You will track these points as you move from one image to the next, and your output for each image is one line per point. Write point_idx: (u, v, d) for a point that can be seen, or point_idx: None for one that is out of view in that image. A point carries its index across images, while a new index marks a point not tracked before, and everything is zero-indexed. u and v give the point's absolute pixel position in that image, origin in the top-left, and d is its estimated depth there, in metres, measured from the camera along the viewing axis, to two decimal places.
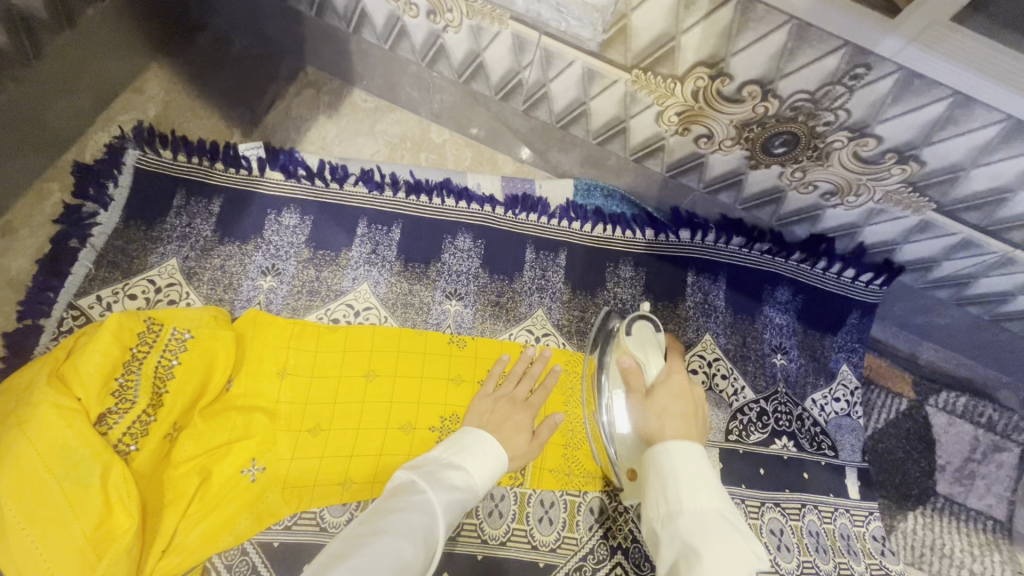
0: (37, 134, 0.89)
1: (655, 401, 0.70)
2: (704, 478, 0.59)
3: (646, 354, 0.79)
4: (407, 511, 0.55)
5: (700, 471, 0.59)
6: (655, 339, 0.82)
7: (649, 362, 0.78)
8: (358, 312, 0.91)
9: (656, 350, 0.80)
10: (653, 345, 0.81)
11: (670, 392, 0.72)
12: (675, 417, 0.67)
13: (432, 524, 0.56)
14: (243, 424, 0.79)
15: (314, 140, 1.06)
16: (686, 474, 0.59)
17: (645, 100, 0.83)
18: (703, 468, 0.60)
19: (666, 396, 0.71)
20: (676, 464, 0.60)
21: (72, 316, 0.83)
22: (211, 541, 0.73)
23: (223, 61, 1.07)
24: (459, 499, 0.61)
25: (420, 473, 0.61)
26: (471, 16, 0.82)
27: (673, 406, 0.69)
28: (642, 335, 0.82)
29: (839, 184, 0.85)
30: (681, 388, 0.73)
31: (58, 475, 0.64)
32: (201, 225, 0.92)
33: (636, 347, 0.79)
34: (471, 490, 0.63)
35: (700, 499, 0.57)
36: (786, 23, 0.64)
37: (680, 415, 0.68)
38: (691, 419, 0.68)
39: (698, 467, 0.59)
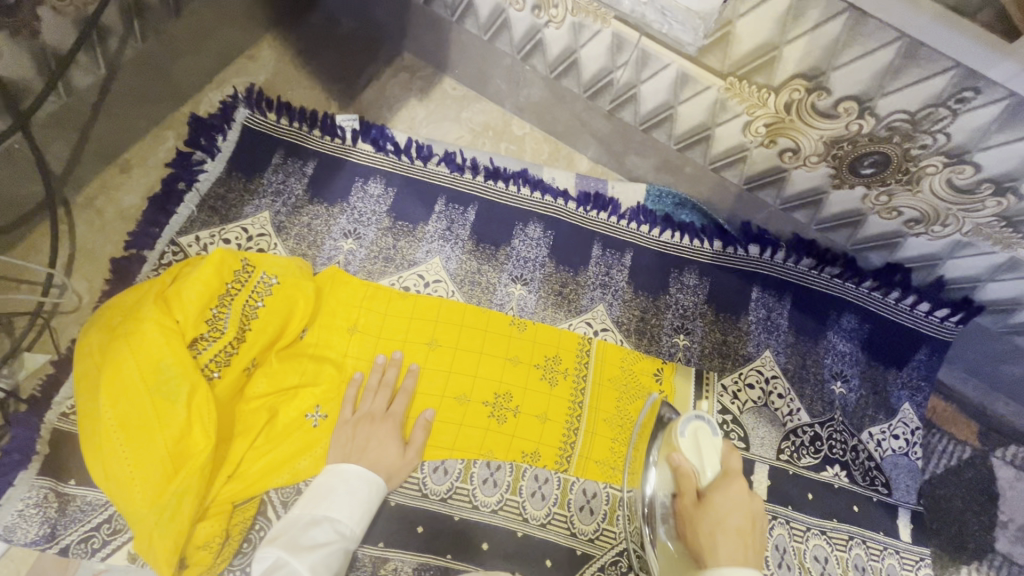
0: (163, 86, 0.97)
1: (708, 516, 0.68)
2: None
3: (701, 456, 0.74)
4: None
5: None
6: (714, 442, 0.75)
7: (703, 468, 0.73)
8: (428, 283, 0.95)
9: (715, 454, 0.74)
10: (710, 446, 0.74)
11: (726, 504, 0.68)
12: (730, 543, 0.64)
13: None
14: (312, 371, 0.83)
15: (404, 121, 1.12)
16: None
17: (736, 108, 0.84)
18: None
19: (720, 506, 0.68)
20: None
21: (172, 251, 0.90)
22: (272, 476, 0.77)
23: (330, 39, 1.15)
24: (329, 553, 0.67)
25: (281, 545, 0.65)
26: (576, 13, 0.85)
27: (729, 524, 0.66)
28: (698, 436, 0.75)
29: (926, 212, 0.84)
30: (739, 502, 0.69)
31: (150, 387, 0.70)
32: (295, 183, 0.98)
33: (691, 448, 0.74)
34: (345, 537, 0.70)
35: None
36: (896, 40, 0.65)
37: (736, 533, 0.66)
38: (749, 548, 0.64)
39: None
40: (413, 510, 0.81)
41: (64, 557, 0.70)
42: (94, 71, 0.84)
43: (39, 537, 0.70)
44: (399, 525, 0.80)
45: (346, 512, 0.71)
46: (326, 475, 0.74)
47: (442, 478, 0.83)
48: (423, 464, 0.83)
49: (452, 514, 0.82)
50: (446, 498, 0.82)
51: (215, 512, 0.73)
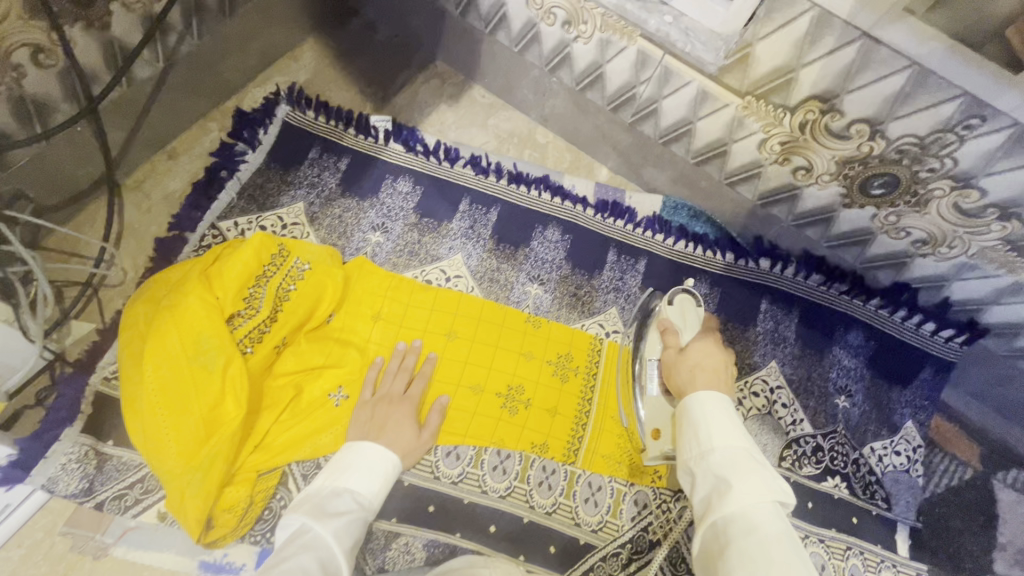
0: (212, 80, 1.03)
1: (689, 357, 0.81)
2: (730, 425, 0.68)
3: (685, 323, 0.88)
4: (298, 556, 0.61)
5: (727, 419, 0.69)
6: (696, 313, 0.90)
7: (685, 329, 0.87)
8: (449, 278, 1.00)
9: (696, 320, 0.89)
10: (693, 316, 0.89)
11: (703, 349, 0.82)
12: (706, 371, 0.78)
13: (325, 554, 0.63)
14: (337, 353, 0.87)
15: (434, 124, 1.17)
16: (715, 421, 0.68)
17: (752, 126, 0.88)
18: (728, 413, 0.70)
19: (698, 351, 0.81)
20: (705, 412, 0.70)
21: (212, 235, 0.95)
22: (295, 449, 0.81)
23: (368, 45, 1.21)
24: (351, 520, 0.69)
25: (306, 512, 0.68)
26: (604, 30, 0.90)
27: (705, 362, 0.80)
28: (683, 306, 0.90)
29: (933, 233, 0.87)
30: (714, 348, 0.82)
31: (189, 356, 0.75)
32: (328, 177, 1.03)
33: (677, 315, 0.89)
34: (364, 508, 0.72)
35: (721, 440, 0.66)
36: (907, 68, 0.69)
37: (711, 369, 0.78)
38: (721, 376, 0.78)
39: (724, 412, 0.70)
40: (426, 491, 0.85)
41: (99, 512, 0.75)
42: (154, 64, 0.91)
43: (78, 491, 0.74)
44: (412, 505, 0.84)
45: (365, 486, 0.74)
46: (346, 450, 0.78)
47: (454, 463, 0.87)
48: (436, 449, 0.87)
49: (462, 498, 0.85)
50: (457, 483, 0.86)
51: (240, 479, 0.77)
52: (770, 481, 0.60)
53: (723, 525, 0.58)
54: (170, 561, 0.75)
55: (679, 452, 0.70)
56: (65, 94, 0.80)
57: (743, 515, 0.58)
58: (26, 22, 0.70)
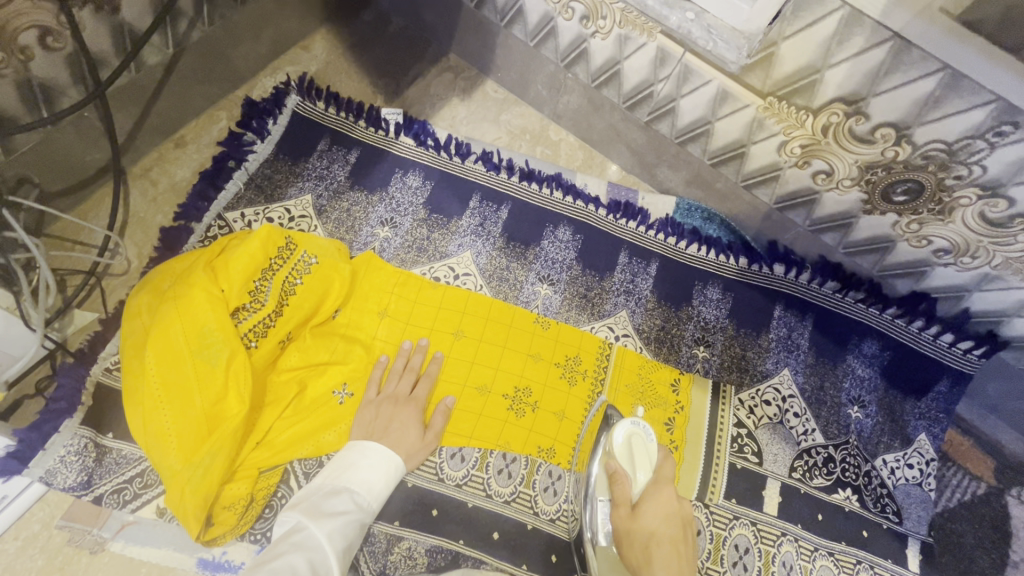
0: (222, 69, 1.02)
1: (645, 524, 0.74)
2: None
3: (635, 463, 0.80)
4: (288, 555, 0.60)
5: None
6: (648, 449, 0.80)
7: (636, 474, 0.79)
8: (457, 275, 0.98)
9: (646, 457, 0.80)
10: (644, 453, 0.80)
11: (658, 510, 0.75)
12: (664, 549, 0.72)
13: (317, 556, 0.62)
14: (342, 350, 0.86)
15: (445, 118, 1.16)
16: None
17: (772, 128, 0.86)
18: None
19: (654, 514, 0.75)
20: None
21: (218, 226, 0.94)
22: (298, 446, 0.80)
23: (379, 36, 1.19)
24: (348, 520, 0.68)
25: (303, 508, 0.68)
26: (623, 26, 0.88)
27: (661, 531, 0.74)
28: (633, 443, 0.80)
29: (956, 243, 0.85)
30: (669, 507, 0.75)
31: (193, 349, 0.74)
32: (337, 170, 1.01)
33: (626, 457, 0.80)
34: (362, 509, 0.71)
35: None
36: (939, 71, 0.66)
37: (668, 542, 0.73)
38: (679, 551, 0.73)
39: None
40: (429, 493, 0.84)
41: (97, 505, 0.74)
42: (162, 50, 0.89)
43: (76, 484, 0.73)
44: (414, 507, 0.83)
45: (365, 486, 0.73)
46: (351, 451, 0.76)
47: (459, 464, 0.85)
48: (441, 450, 0.85)
49: (465, 501, 0.84)
50: (462, 484, 0.84)
51: (242, 475, 0.76)
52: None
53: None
54: (167, 558, 0.74)
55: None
56: (73, 79, 0.79)
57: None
58: (34, 3, 0.68)
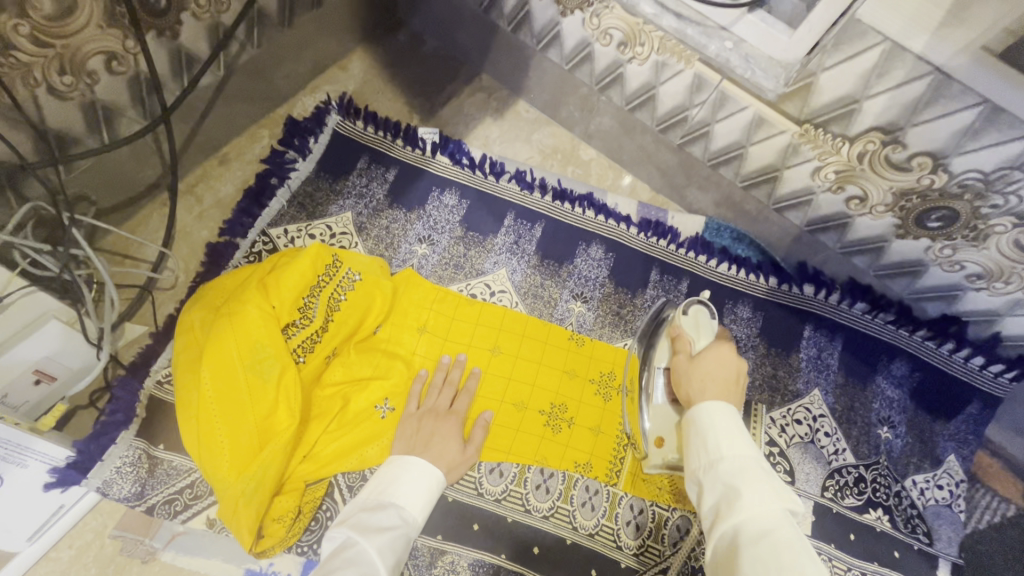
0: (265, 89, 1.05)
1: (700, 366, 0.73)
2: (737, 432, 0.65)
3: (698, 331, 0.81)
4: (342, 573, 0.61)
5: (735, 424, 0.66)
6: (711, 324, 0.82)
7: (699, 337, 0.80)
8: (493, 292, 1.00)
9: (711, 331, 0.81)
10: (708, 326, 0.82)
11: (717, 359, 0.74)
12: (718, 381, 0.71)
13: (370, 571, 0.62)
14: (384, 366, 0.87)
15: (478, 137, 1.18)
16: (726, 428, 0.65)
17: (807, 154, 0.88)
18: (739, 423, 0.66)
19: (710, 360, 0.74)
20: (713, 420, 0.66)
21: (263, 242, 0.96)
22: (342, 460, 0.81)
23: (414, 57, 1.22)
24: (395, 534, 0.68)
25: (351, 525, 0.68)
26: (661, 53, 0.90)
27: (718, 372, 0.72)
28: (698, 317, 0.82)
29: (989, 268, 0.87)
30: (728, 357, 0.74)
31: (245, 364, 0.76)
32: (376, 188, 1.04)
33: (690, 324, 0.81)
34: (408, 523, 0.70)
35: (730, 447, 0.64)
36: (979, 104, 0.68)
37: (725, 379, 0.71)
38: (733, 388, 0.71)
39: (734, 422, 0.66)
40: (469, 507, 0.85)
41: (149, 516, 0.76)
42: (214, 73, 0.92)
43: (130, 495, 0.75)
44: (456, 522, 0.84)
45: (410, 498, 0.73)
46: (393, 465, 0.76)
47: (497, 480, 0.87)
48: (480, 465, 0.87)
49: (505, 516, 0.85)
50: (501, 500, 0.86)
51: (289, 489, 0.78)
52: (781, 494, 0.59)
53: (736, 537, 0.57)
54: (218, 568, 0.76)
55: (686, 458, 0.68)
56: (133, 100, 0.82)
57: (754, 526, 0.56)
58: (104, 31, 0.71)
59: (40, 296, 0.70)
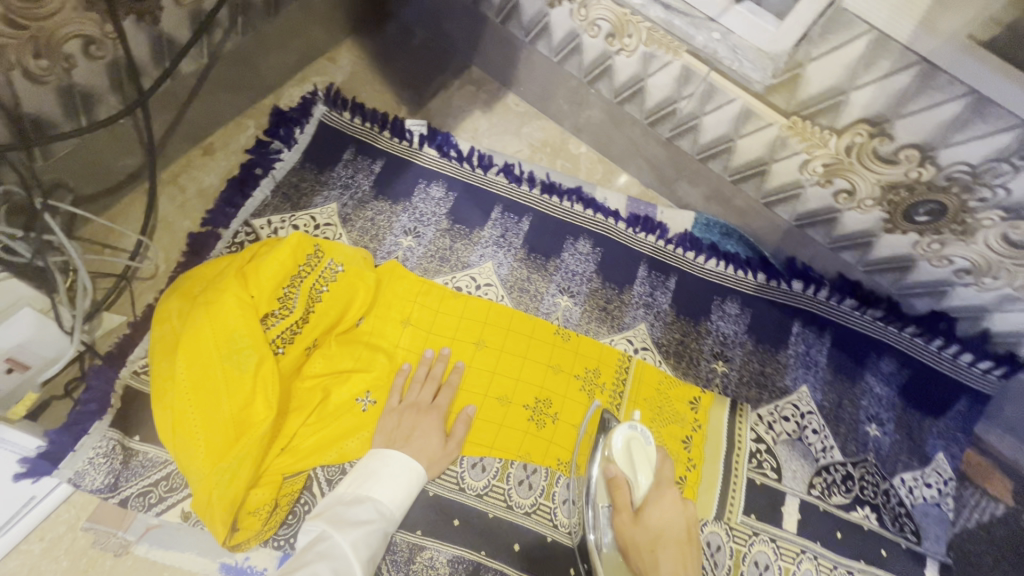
0: (252, 79, 1.04)
1: (649, 530, 0.72)
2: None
3: (635, 466, 0.77)
4: (315, 563, 0.60)
5: None
6: (647, 451, 0.79)
7: (637, 478, 0.77)
8: (479, 286, 0.99)
9: (648, 464, 0.78)
10: (644, 456, 0.78)
11: (663, 516, 0.73)
12: (671, 550, 0.70)
13: (343, 565, 0.62)
14: (366, 359, 0.86)
15: (467, 130, 1.17)
16: None
17: (795, 146, 0.87)
18: None
19: (657, 521, 0.73)
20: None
21: (245, 233, 0.95)
22: (321, 453, 0.80)
23: (403, 49, 1.21)
24: (371, 530, 0.67)
25: (326, 518, 0.67)
26: (649, 44, 0.89)
27: (667, 535, 0.72)
28: (632, 448, 0.78)
29: (977, 263, 0.86)
30: (673, 513, 0.74)
31: (223, 354, 0.75)
32: (362, 179, 1.03)
33: (625, 463, 0.78)
34: (385, 517, 0.70)
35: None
36: (966, 94, 0.67)
37: (674, 543, 0.71)
38: (686, 553, 0.70)
39: None
40: (450, 503, 0.84)
41: (123, 508, 0.74)
42: (197, 61, 0.91)
43: (103, 486, 0.73)
44: (437, 517, 0.83)
45: (389, 494, 0.72)
46: (373, 459, 0.75)
47: (479, 474, 0.86)
48: (462, 459, 0.86)
49: (486, 511, 0.84)
50: (483, 495, 0.84)
51: (266, 481, 0.76)
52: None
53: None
54: (191, 562, 0.75)
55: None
56: (111, 86, 0.80)
57: None
58: (80, 13, 0.69)
59: (13, 284, 0.68)
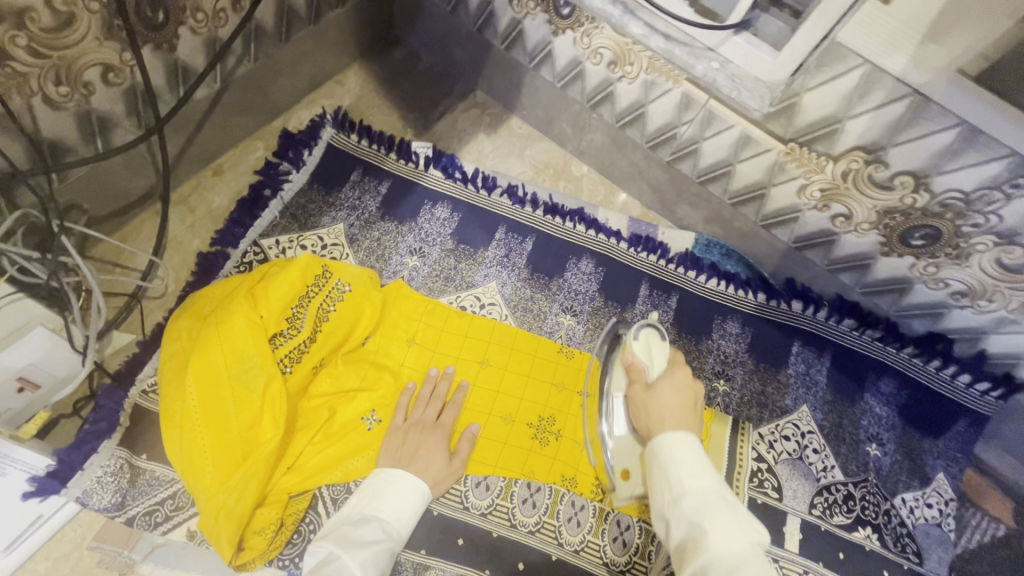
0: (262, 103, 1.06)
1: (655, 396, 0.72)
2: (699, 464, 0.63)
3: (652, 357, 0.79)
4: None
5: (697, 459, 0.63)
6: (663, 347, 0.80)
7: (652, 364, 0.78)
8: (483, 305, 1.00)
9: (664, 356, 0.79)
10: (660, 351, 0.80)
11: (672, 387, 0.73)
12: (675, 409, 0.70)
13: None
14: (372, 377, 0.87)
15: (472, 152, 1.20)
16: (685, 462, 0.63)
17: (793, 172, 0.90)
18: (699, 455, 0.64)
19: (666, 389, 0.73)
20: (674, 453, 0.64)
21: (253, 252, 0.97)
22: (327, 472, 0.81)
23: (410, 73, 1.24)
24: (378, 550, 0.68)
25: (333, 539, 0.68)
26: (650, 71, 0.92)
27: (674, 400, 0.71)
28: (648, 342, 0.80)
29: (972, 286, 0.88)
30: (683, 384, 0.74)
31: (231, 374, 0.76)
32: (368, 201, 1.05)
33: (641, 350, 0.80)
34: (391, 538, 0.71)
35: (695, 479, 0.62)
36: (958, 125, 0.70)
37: (680, 407, 0.70)
38: (691, 414, 0.70)
39: (694, 454, 0.64)
40: (454, 522, 0.84)
41: (128, 527, 0.75)
42: (211, 86, 0.94)
43: (109, 505, 0.74)
44: (441, 537, 0.83)
45: (394, 513, 0.73)
46: (379, 477, 0.76)
47: (483, 494, 0.86)
48: (466, 478, 0.86)
49: (490, 530, 0.84)
50: (487, 514, 0.85)
51: (273, 500, 0.77)
52: (747, 529, 0.57)
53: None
54: None
55: (648, 487, 0.66)
56: (127, 111, 0.82)
57: (721, 563, 0.54)
58: (101, 42, 0.72)
59: (28, 304, 0.69)
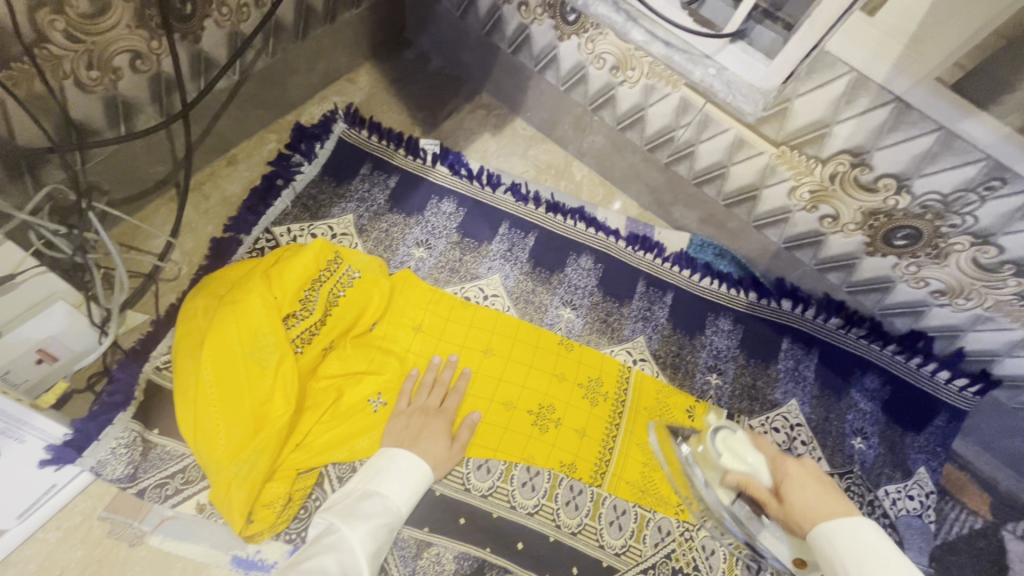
0: (277, 97, 1.10)
1: (790, 503, 0.69)
2: (866, 548, 0.59)
3: (746, 460, 0.76)
4: (321, 556, 0.61)
5: (861, 542, 0.59)
6: (743, 439, 0.78)
7: (757, 469, 0.75)
8: (486, 296, 1.04)
9: (754, 452, 0.76)
10: (746, 449, 0.77)
11: (796, 482, 0.70)
12: (816, 502, 0.66)
13: (348, 559, 0.63)
14: (378, 361, 0.89)
15: (477, 150, 1.24)
16: (849, 552, 0.59)
17: (784, 174, 0.95)
18: (863, 538, 0.60)
19: (795, 490, 0.69)
20: (843, 547, 0.60)
21: (265, 239, 1.00)
22: (333, 451, 0.83)
23: (418, 74, 1.29)
24: (379, 525, 0.68)
25: (335, 513, 0.68)
26: (650, 77, 0.97)
27: (809, 494, 0.68)
28: (729, 445, 0.77)
29: (951, 285, 0.93)
30: (802, 474, 0.71)
31: (245, 351, 0.79)
32: (378, 194, 1.08)
33: (735, 461, 0.77)
34: (392, 512, 0.71)
35: (873, 565, 0.57)
36: (936, 130, 0.75)
37: (820, 498, 0.67)
38: (834, 500, 0.66)
39: (858, 539, 0.60)
40: (455, 502, 0.87)
41: (139, 498, 0.77)
42: (230, 78, 0.97)
43: (122, 476, 0.76)
44: (442, 516, 0.86)
45: (396, 489, 0.74)
46: (382, 457, 0.77)
47: (485, 476, 0.89)
48: (468, 461, 0.89)
49: (491, 511, 0.87)
50: (487, 495, 0.88)
51: (281, 476, 0.79)
52: None
53: None
54: (203, 554, 0.77)
55: None
56: (151, 97, 0.86)
57: None
58: (131, 30, 0.75)
59: (50, 278, 0.71)
